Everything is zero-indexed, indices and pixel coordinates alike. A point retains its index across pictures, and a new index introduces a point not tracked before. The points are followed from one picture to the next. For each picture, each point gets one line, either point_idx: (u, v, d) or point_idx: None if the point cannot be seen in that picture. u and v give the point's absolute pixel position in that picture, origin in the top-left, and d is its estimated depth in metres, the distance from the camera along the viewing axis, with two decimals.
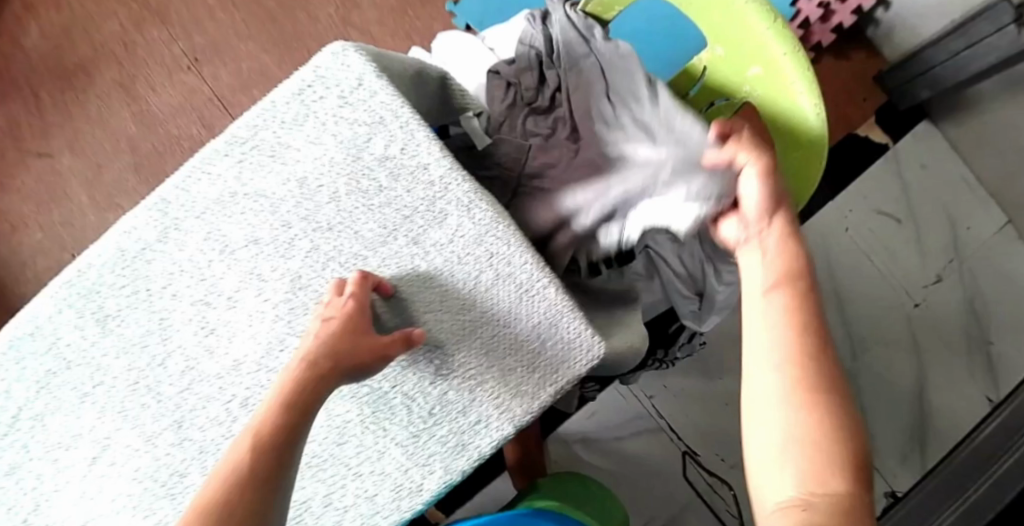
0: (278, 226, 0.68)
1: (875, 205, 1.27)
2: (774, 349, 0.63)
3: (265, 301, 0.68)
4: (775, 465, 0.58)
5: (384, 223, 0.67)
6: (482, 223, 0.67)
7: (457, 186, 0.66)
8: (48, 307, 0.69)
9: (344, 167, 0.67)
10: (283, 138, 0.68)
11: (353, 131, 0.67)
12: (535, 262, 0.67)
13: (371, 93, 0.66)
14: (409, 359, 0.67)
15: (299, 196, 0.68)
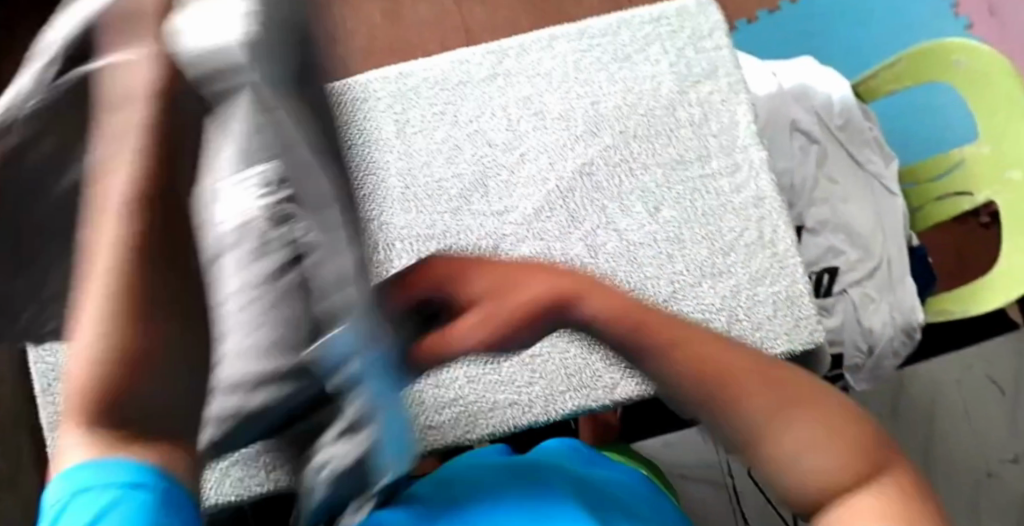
0: (590, 112, 0.88)
1: (989, 372, 1.37)
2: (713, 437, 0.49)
3: (550, 170, 0.86)
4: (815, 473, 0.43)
5: (678, 154, 0.86)
6: (761, 190, 0.84)
7: (755, 150, 0.85)
8: (362, 90, 0.89)
9: (670, 96, 0.88)
10: (627, 53, 0.90)
11: (690, 68, 0.89)
12: (787, 226, 0.83)
13: (717, 45, 0.89)
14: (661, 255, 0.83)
15: (623, 97, 0.88)
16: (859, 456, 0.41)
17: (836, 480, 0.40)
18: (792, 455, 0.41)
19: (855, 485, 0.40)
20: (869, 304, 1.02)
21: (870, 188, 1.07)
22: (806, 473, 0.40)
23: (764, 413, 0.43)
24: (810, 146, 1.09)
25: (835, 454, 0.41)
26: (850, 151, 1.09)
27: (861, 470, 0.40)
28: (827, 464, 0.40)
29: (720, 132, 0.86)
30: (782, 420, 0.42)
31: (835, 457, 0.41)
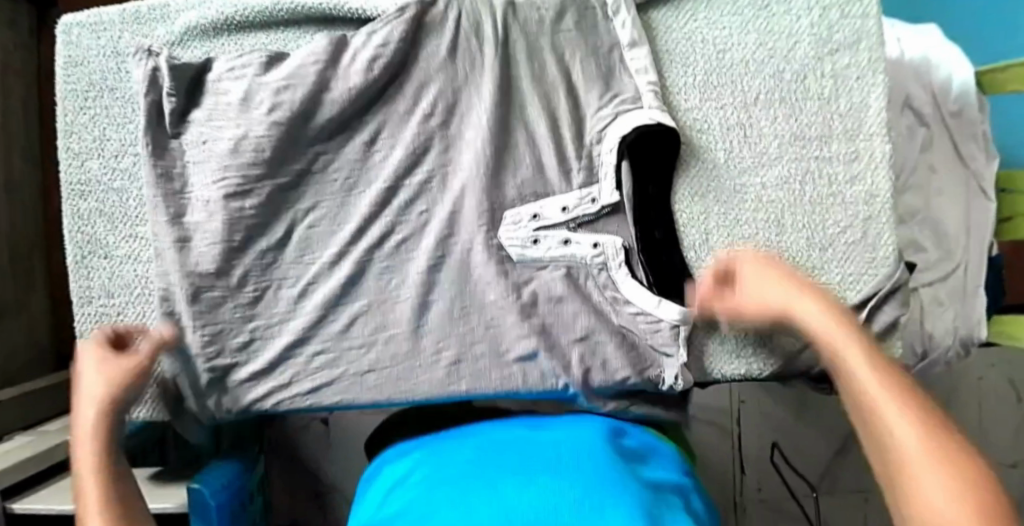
0: (717, 67, 0.77)
1: (1013, 376, 1.35)
2: (892, 422, 0.49)
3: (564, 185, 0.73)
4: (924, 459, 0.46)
5: (796, 129, 0.77)
6: (875, 185, 0.77)
7: (881, 141, 0.76)
8: None
9: (803, 62, 0.77)
10: (770, 4, 0.77)
11: (832, 32, 0.77)
12: (891, 229, 0.77)
13: (868, 8, 0.77)
14: (753, 232, 0.76)
15: (751, 55, 0.77)
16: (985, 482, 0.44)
17: (945, 489, 0.44)
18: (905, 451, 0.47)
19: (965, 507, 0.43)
20: (936, 307, 0.98)
21: (966, 186, 0.99)
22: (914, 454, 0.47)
23: (902, 424, 0.49)
24: (918, 127, 0.98)
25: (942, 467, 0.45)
26: (956, 141, 0.98)
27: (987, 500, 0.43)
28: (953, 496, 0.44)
29: (847, 113, 0.77)
30: (864, 359, 0.54)
31: (917, 430, 0.48)
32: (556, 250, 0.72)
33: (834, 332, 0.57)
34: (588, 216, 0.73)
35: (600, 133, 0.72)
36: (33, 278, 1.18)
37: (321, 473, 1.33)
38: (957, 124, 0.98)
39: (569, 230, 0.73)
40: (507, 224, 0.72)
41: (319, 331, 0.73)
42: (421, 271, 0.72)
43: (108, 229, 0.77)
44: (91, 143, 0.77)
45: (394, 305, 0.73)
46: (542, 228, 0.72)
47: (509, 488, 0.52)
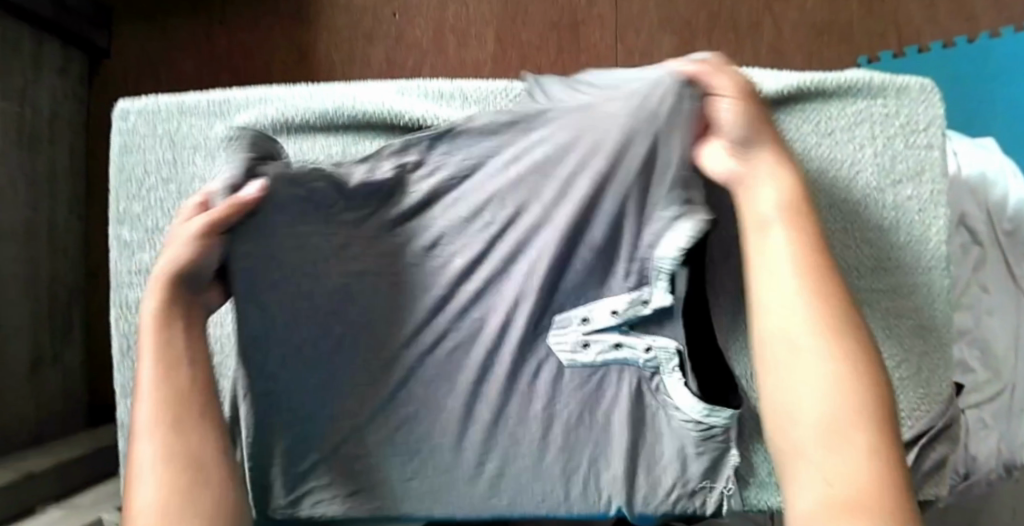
0: None
1: None
2: (804, 335, 0.57)
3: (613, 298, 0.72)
4: (823, 382, 0.55)
5: (855, 261, 0.76)
6: (931, 320, 0.76)
7: (938, 276, 0.76)
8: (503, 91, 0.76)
9: (865, 194, 0.76)
10: (834, 133, 0.76)
11: (896, 165, 0.76)
12: (944, 364, 0.76)
13: (932, 142, 0.77)
14: None
15: (812, 185, 0.76)
16: (874, 401, 0.54)
17: (837, 403, 0.54)
18: (799, 360, 0.56)
19: (854, 426, 0.53)
20: (982, 429, 0.95)
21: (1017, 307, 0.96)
22: (802, 367, 0.56)
23: (809, 340, 0.57)
24: (972, 246, 0.95)
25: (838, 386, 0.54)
26: (1008, 261, 0.96)
27: (880, 427, 0.53)
28: (841, 414, 0.53)
29: (906, 247, 0.76)
30: (788, 256, 0.60)
31: (822, 356, 0.56)
32: (608, 353, 0.71)
33: (772, 225, 0.62)
34: (639, 317, 0.71)
35: (656, 237, 0.70)
36: (68, 330, 1.18)
37: None
38: (1011, 243, 0.96)
39: (621, 332, 0.72)
40: (555, 331, 0.72)
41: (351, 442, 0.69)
42: (464, 387, 0.71)
43: None
44: (144, 234, 0.76)
45: (437, 420, 0.70)
46: (593, 328, 0.71)
47: None
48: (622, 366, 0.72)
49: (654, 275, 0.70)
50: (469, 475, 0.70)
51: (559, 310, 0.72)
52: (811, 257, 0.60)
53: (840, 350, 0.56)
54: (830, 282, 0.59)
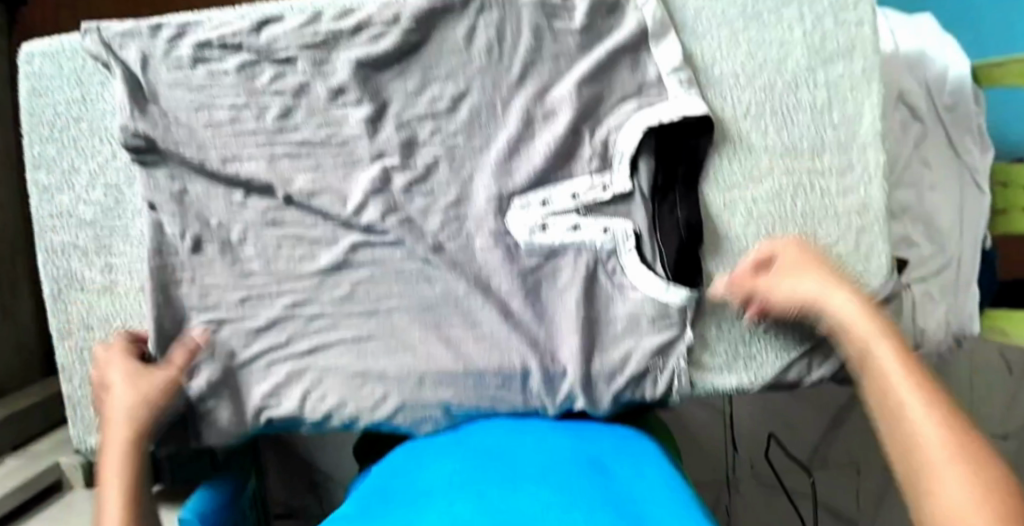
0: (705, 79, 0.74)
1: (1005, 350, 1.36)
2: (917, 415, 0.54)
3: (548, 191, 0.73)
4: (940, 461, 0.50)
5: (789, 142, 0.74)
6: (867, 196, 0.75)
7: (875, 152, 0.75)
8: None
9: (795, 73, 0.74)
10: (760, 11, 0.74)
11: (825, 42, 0.74)
12: (884, 237, 0.75)
13: (863, 15, 0.74)
14: (743, 246, 0.75)
15: (740, 67, 0.74)
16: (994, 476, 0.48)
17: (959, 484, 0.48)
18: (911, 434, 0.53)
19: (976, 495, 0.47)
20: (928, 302, 0.97)
21: (959, 178, 0.97)
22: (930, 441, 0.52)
23: (925, 424, 0.53)
24: (912, 123, 0.95)
25: (962, 471, 0.49)
26: (949, 135, 0.96)
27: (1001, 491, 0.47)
28: (962, 486, 0.48)
29: (840, 124, 0.74)
30: (891, 349, 0.59)
31: (940, 438, 0.52)
32: (570, 233, 0.72)
33: (863, 327, 0.62)
34: (599, 202, 0.73)
35: (620, 124, 0.72)
36: (21, 285, 1.17)
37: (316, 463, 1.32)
38: (951, 117, 0.96)
39: (579, 216, 0.73)
40: (515, 210, 0.73)
41: (299, 352, 0.73)
42: (400, 281, 0.73)
43: (81, 261, 0.75)
44: (61, 176, 0.74)
45: None
46: (556, 213, 0.73)
47: (486, 479, 0.57)
48: (578, 247, 0.73)
49: (614, 159, 0.73)
50: (419, 380, 0.72)
51: (519, 193, 0.73)
52: (891, 336, 0.60)
53: (942, 420, 0.53)
54: (909, 356, 0.58)
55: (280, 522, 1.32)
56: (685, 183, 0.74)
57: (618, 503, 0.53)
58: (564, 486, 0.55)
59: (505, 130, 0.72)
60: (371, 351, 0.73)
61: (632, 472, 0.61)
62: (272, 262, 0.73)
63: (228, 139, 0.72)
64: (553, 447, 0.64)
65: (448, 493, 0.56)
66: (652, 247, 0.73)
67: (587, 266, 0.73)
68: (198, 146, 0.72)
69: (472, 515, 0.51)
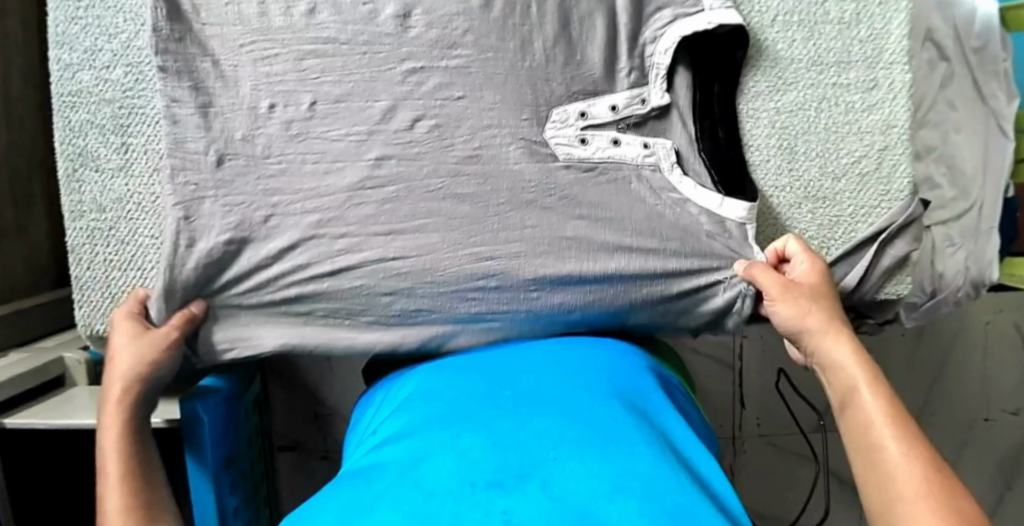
0: None
1: (1020, 322, 1.34)
2: (881, 440, 0.54)
3: (586, 103, 0.70)
4: (897, 481, 0.51)
5: (814, 53, 0.73)
6: (892, 114, 0.74)
7: (900, 70, 0.74)
8: None
9: None
10: None
11: None
12: (908, 158, 0.74)
13: None
14: (762, 157, 0.73)
15: None
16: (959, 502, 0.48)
17: (919, 501, 0.49)
18: (875, 452, 0.54)
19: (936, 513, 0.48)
20: (948, 247, 0.95)
21: (985, 124, 0.95)
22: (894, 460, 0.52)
23: (891, 444, 0.53)
24: (939, 63, 0.95)
25: (925, 488, 0.49)
26: (977, 78, 0.95)
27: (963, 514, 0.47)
28: (921, 503, 0.49)
29: (867, 39, 0.74)
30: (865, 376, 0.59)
31: (906, 456, 0.52)
32: (614, 149, 0.71)
33: (840, 356, 0.61)
34: (638, 116, 0.72)
35: (658, 36, 0.70)
36: (33, 201, 1.17)
37: (321, 395, 1.30)
38: (980, 60, 0.95)
39: (619, 130, 0.71)
40: (554, 124, 0.69)
41: (303, 255, 0.67)
42: (420, 189, 0.68)
43: (101, 142, 0.75)
44: (83, 54, 0.74)
45: (393, 226, 0.68)
46: (596, 128, 0.70)
47: (500, 407, 0.58)
48: (618, 163, 0.71)
49: (653, 75, 0.71)
50: (432, 285, 0.68)
51: (556, 104, 0.69)
52: (864, 364, 0.60)
53: (905, 441, 0.53)
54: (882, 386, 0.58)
55: (282, 456, 1.32)
56: (704, 85, 0.72)
57: (624, 430, 0.54)
58: (577, 416, 0.56)
59: (536, 27, 0.68)
60: (377, 251, 0.67)
61: (645, 404, 0.62)
62: (276, 157, 0.67)
63: (256, 37, 0.67)
64: (569, 374, 0.64)
65: (458, 419, 0.57)
66: (694, 166, 0.72)
67: (628, 182, 0.71)
68: (229, 48, 0.67)
69: (485, 444, 0.52)
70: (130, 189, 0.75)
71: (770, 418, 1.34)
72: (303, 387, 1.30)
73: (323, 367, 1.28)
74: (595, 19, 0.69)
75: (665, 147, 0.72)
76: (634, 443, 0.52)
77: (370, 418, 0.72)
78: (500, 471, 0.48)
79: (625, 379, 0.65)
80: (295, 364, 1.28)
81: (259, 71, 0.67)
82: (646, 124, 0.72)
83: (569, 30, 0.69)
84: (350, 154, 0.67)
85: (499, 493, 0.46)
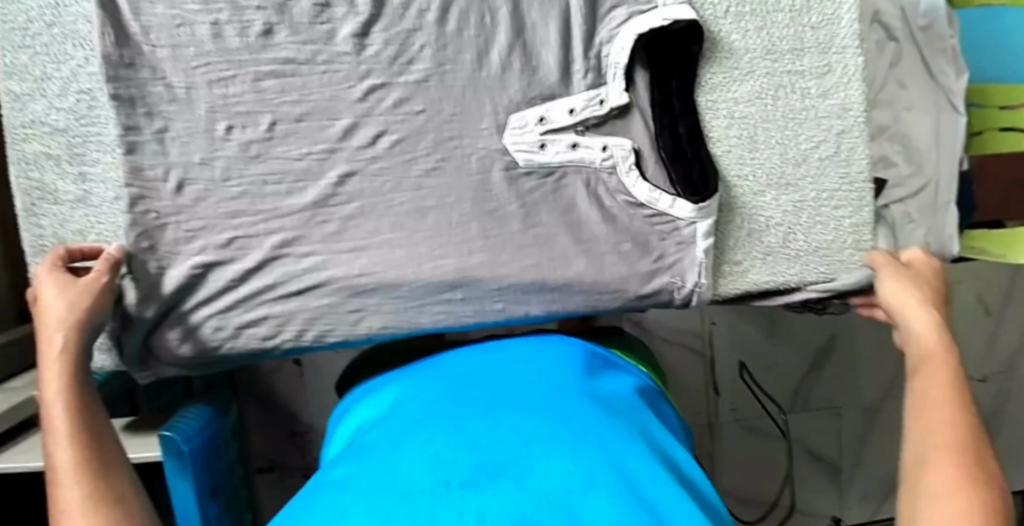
0: None
1: (980, 292, 1.38)
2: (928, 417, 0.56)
3: (541, 107, 0.69)
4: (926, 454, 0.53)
5: (769, 42, 0.74)
6: (847, 99, 0.75)
7: (852, 55, 0.75)
8: None
9: None
10: None
11: None
12: (863, 140, 0.76)
13: None
14: (726, 147, 0.73)
15: None
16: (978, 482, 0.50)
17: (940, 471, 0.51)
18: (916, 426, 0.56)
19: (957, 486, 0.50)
20: (907, 223, 0.97)
21: (935, 101, 0.98)
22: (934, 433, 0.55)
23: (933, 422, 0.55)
24: (888, 42, 0.96)
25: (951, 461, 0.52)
26: (925, 56, 0.97)
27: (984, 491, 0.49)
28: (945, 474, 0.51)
29: (818, 26, 0.75)
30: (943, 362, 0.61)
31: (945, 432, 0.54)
32: (572, 154, 0.70)
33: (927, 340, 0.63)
34: (596, 118, 0.70)
35: (613, 35, 0.70)
36: None
37: (296, 414, 1.29)
38: (927, 38, 0.97)
39: (577, 134, 0.70)
40: (512, 130, 0.69)
41: (271, 273, 0.67)
42: (383, 197, 0.68)
43: (57, 173, 0.73)
44: (33, 84, 0.72)
45: (360, 240, 0.68)
46: (553, 132, 0.69)
47: (471, 408, 0.58)
48: (578, 167, 0.70)
49: (609, 74, 0.70)
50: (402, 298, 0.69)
51: (514, 111, 0.69)
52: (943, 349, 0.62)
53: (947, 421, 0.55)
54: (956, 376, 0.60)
55: (260, 478, 1.30)
56: (663, 81, 0.72)
57: (598, 429, 0.55)
58: (551, 413, 0.56)
59: (492, 31, 0.68)
60: (344, 265, 0.68)
61: (615, 402, 0.62)
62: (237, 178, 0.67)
63: (211, 58, 0.67)
64: (541, 373, 0.64)
65: (432, 421, 0.57)
66: (654, 157, 0.72)
67: (588, 185, 0.70)
68: (183, 71, 0.67)
69: (456, 445, 0.52)
70: (89, 220, 0.73)
71: (745, 403, 1.35)
72: (278, 406, 1.28)
73: (298, 383, 1.27)
74: (551, 19, 0.69)
75: (623, 147, 0.70)
76: (608, 441, 0.53)
77: (342, 425, 0.71)
78: (474, 472, 0.48)
79: (595, 380, 0.66)
80: (268, 384, 1.27)
81: (215, 94, 0.66)
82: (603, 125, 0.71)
83: (524, 33, 0.69)
84: (314, 170, 0.67)
85: (474, 492, 0.47)
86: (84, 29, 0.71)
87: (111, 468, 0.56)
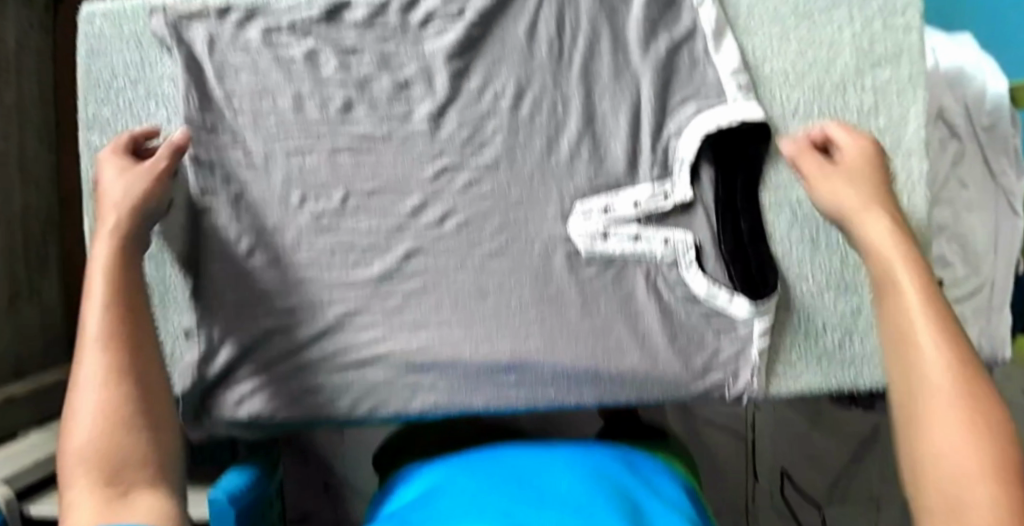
0: (756, 77, 0.74)
1: None
2: (937, 396, 0.51)
3: (607, 197, 0.70)
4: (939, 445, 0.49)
5: None
6: (912, 204, 0.75)
7: (919, 161, 0.75)
8: None
9: (843, 75, 0.75)
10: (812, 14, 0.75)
11: (874, 48, 0.75)
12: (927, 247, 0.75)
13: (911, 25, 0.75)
14: (787, 248, 0.73)
15: (790, 67, 0.74)
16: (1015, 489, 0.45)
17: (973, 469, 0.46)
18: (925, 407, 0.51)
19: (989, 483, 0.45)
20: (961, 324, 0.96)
21: (995, 202, 0.97)
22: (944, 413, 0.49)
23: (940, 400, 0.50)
24: (949, 141, 0.96)
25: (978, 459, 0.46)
26: (987, 157, 0.96)
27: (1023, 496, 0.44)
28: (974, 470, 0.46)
29: (885, 130, 0.75)
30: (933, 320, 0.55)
31: (958, 418, 0.49)
32: (632, 244, 0.70)
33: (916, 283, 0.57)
34: (660, 210, 0.71)
35: (680, 130, 0.71)
36: (47, 261, 1.17)
37: (328, 462, 1.29)
38: (990, 139, 0.96)
39: (640, 225, 0.70)
40: (576, 217, 0.70)
41: (330, 340, 0.68)
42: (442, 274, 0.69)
43: None
44: (112, 140, 0.75)
45: (419, 315, 0.68)
46: (616, 221, 0.70)
47: (513, 500, 0.56)
48: (638, 258, 0.71)
49: (674, 167, 0.71)
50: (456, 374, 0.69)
51: (579, 199, 0.70)
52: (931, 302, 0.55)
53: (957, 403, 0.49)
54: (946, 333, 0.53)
55: None
56: (729, 179, 0.72)
57: None
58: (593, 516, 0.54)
59: (562, 121, 0.70)
60: (402, 340, 0.68)
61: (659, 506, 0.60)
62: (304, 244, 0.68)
63: (289, 129, 0.69)
64: (585, 470, 0.62)
65: (473, 509, 0.55)
66: (715, 253, 0.71)
67: (648, 276, 0.71)
68: (262, 139, 0.69)
69: None
70: None
71: None
72: (311, 454, 1.28)
73: (333, 432, 1.27)
74: (621, 112, 0.71)
75: (684, 241, 0.70)
76: None
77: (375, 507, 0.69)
78: None
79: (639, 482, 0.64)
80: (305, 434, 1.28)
81: (291, 162, 0.68)
82: (668, 217, 0.71)
83: (594, 123, 0.70)
84: (379, 243, 0.69)
85: None
86: (168, 92, 0.74)
87: (149, 390, 0.55)
